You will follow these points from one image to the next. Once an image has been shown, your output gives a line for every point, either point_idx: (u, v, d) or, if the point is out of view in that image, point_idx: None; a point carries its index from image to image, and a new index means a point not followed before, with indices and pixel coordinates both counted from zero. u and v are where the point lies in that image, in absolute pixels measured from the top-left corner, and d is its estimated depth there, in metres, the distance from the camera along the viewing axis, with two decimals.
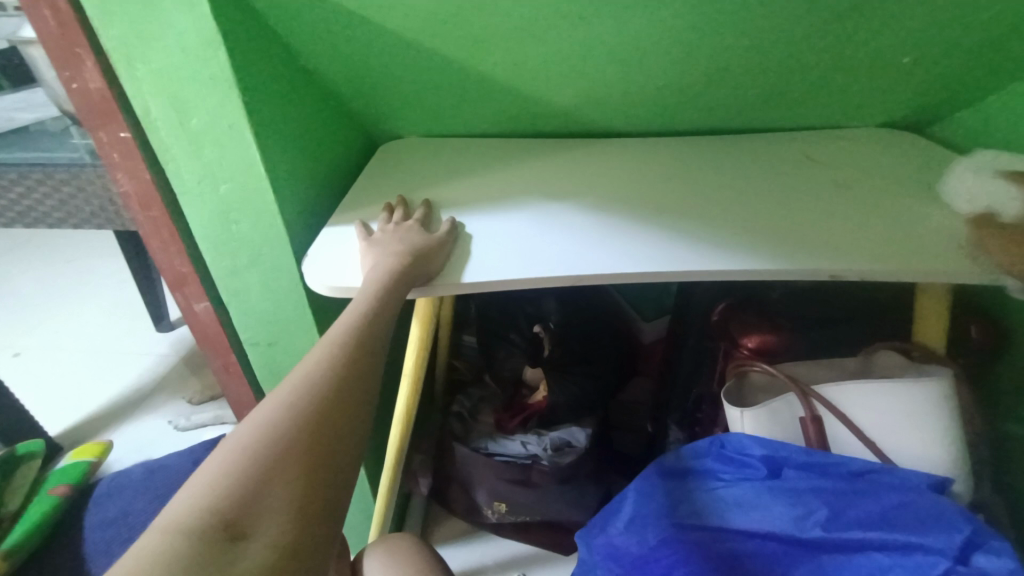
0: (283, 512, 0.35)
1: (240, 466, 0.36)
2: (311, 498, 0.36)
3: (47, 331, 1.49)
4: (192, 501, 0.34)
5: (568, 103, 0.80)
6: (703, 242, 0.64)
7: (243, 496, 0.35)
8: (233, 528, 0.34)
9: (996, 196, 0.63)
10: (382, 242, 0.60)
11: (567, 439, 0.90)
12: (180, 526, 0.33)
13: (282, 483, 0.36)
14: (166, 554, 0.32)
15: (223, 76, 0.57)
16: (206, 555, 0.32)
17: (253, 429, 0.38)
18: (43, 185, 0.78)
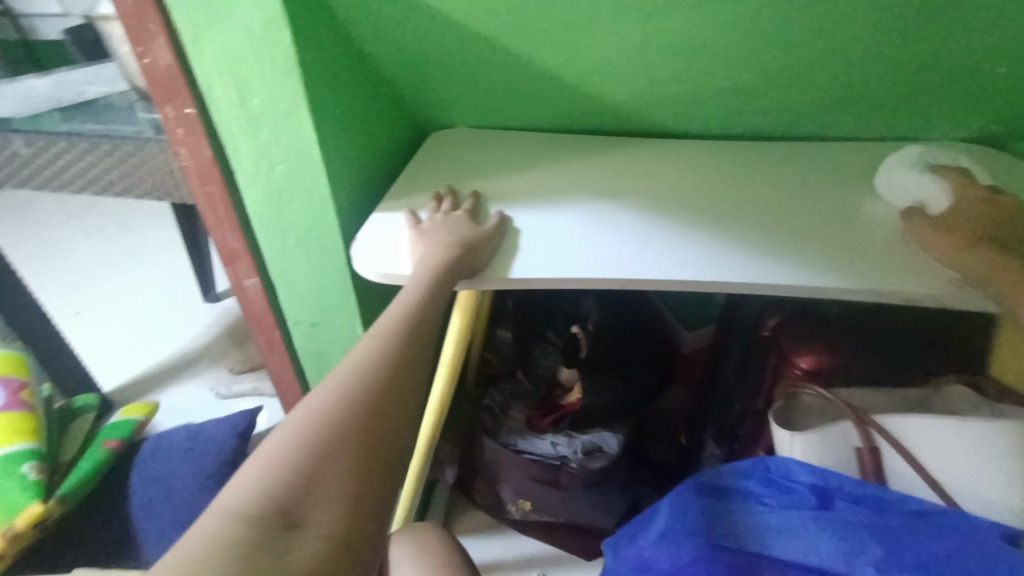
0: (338, 503, 0.35)
1: (296, 452, 0.36)
2: (364, 490, 0.36)
3: (104, 294, 1.58)
4: (249, 485, 0.35)
5: (628, 99, 0.77)
6: (761, 253, 0.61)
7: (297, 484, 0.35)
8: (288, 516, 0.34)
9: (927, 188, 0.62)
10: (432, 231, 0.60)
11: (598, 443, 0.89)
12: (238, 509, 0.33)
13: (335, 472, 0.36)
14: (226, 538, 0.32)
15: (286, 58, 0.57)
16: (264, 541, 0.32)
17: (307, 415, 0.38)
18: (114, 158, 0.81)
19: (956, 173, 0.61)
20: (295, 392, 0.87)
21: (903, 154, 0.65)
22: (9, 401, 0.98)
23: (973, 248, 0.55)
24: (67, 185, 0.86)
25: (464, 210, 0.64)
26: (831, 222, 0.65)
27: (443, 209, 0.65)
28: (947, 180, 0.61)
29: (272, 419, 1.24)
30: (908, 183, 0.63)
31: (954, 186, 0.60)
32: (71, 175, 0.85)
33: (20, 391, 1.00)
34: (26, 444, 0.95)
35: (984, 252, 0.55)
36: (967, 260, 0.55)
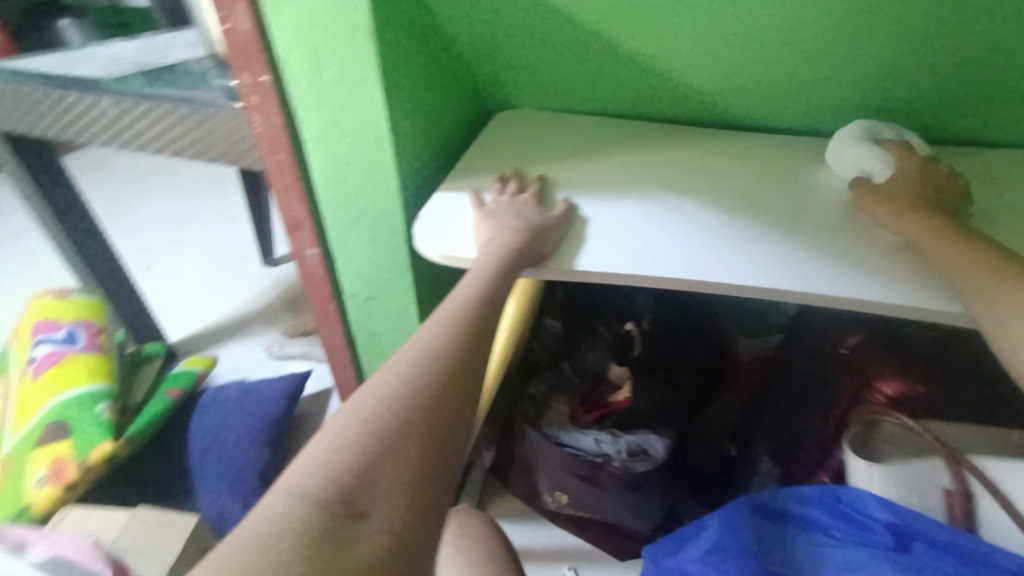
0: (397, 496, 0.34)
1: (358, 439, 0.36)
2: (423, 481, 0.35)
3: (175, 251, 1.67)
4: (315, 466, 0.34)
5: (712, 85, 0.71)
6: (848, 261, 0.55)
7: (361, 472, 0.34)
8: (351, 505, 0.33)
9: (873, 160, 0.61)
10: (497, 213, 0.58)
11: (643, 445, 0.84)
12: (304, 492, 0.33)
13: (399, 463, 0.35)
14: (288, 521, 0.31)
15: (362, 27, 0.56)
16: (325, 530, 0.31)
17: (373, 400, 0.38)
18: (193, 122, 0.83)
19: (899, 145, 0.61)
20: (345, 363, 0.88)
21: (851, 128, 0.64)
22: (87, 343, 1.04)
23: (912, 214, 0.54)
24: (149, 147, 0.90)
25: (530, 193, 0.62)
26: (777, 195, 0.64)
27: (510, 190, 0.64)
28: (889, 153, 0.60)
29: (320, 384, 1.28)
30: (854, 155, 0.62)
31: (897, 159, 0.60)
32: (154, 137, 0.88)
33: (98, 334, 1.07)
34: (100, 384, 1.00)
35: (913, 215, 0.54)
36: (907, 225, 0.54)
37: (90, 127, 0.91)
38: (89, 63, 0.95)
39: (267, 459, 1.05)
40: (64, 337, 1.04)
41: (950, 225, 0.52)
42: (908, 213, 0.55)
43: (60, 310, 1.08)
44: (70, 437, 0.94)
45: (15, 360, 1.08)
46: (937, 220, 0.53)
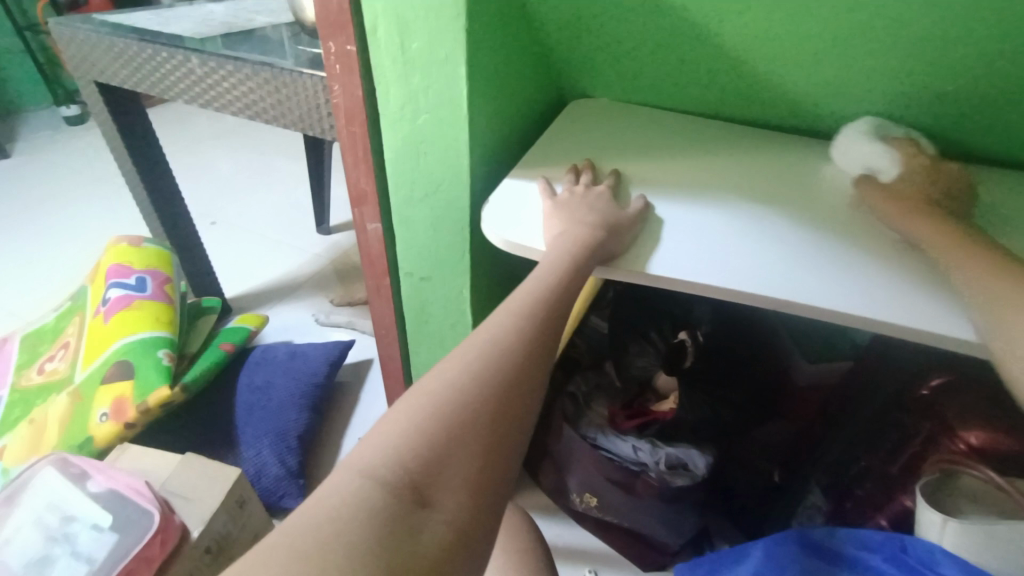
0: (461, 488, 0.35)
1: (427, 428, 0.36)
2: (486, 477, 0.36)
3: (238, 211, 1.75)
4: (386, 448, 0.35)
5: (809, 90, 0.67)
6: (927, 288, 0.51)
7: (430, 461, 0.35)
8: (419, 493, 0.34)
9: (881, 158, 0.60)
10: (570, 208, 0.57)
11: (683, 460, 0.81)
12: (376, 473, 0.34)
13: (464, 456, 0.36)
14: (363, 500, 0.33)
15: (453, 3, 0.54)
16: (398, 516, 0.33)
17: (443, 388, 0.39)
18: (272, 86, 0.85)
19: (908, 145, 0.60)
20: (392, 338, 0.89)
21: (858, 124, 0.63)
22: (155, 291, 1.10)
23: (916, 213, 0.54)
24: (230, 108, 0.93)
25: (606, 188, 0.60)
26: (784, 185, 0.64)
27: (583, 182, 0.62)
28: (897, 150, 0.60)
29: (362, 354, 1.31)
30: (861, 152, 0.61)
31: (904, 157, 0.59)
32: (234, 99, 0.90)
33: (165, 284, 1.13)
34: (162, 332, 1.05)
35: (915, 213, 0.54)
36: (909, 222, 0.54)
37: (177, 85, 0.95)
38: (182, 22, 0.99)
39: (309, 423, 1.09)
40: (134, 283, 1.10)
41: (953, 225, 0.52)
42: (911, 212, 0.55)
43: (132, 257, 1.15)
44: (133, 378, 0.98)
45: (89, 301, 1.15)
46: (937, 220, 0.53)
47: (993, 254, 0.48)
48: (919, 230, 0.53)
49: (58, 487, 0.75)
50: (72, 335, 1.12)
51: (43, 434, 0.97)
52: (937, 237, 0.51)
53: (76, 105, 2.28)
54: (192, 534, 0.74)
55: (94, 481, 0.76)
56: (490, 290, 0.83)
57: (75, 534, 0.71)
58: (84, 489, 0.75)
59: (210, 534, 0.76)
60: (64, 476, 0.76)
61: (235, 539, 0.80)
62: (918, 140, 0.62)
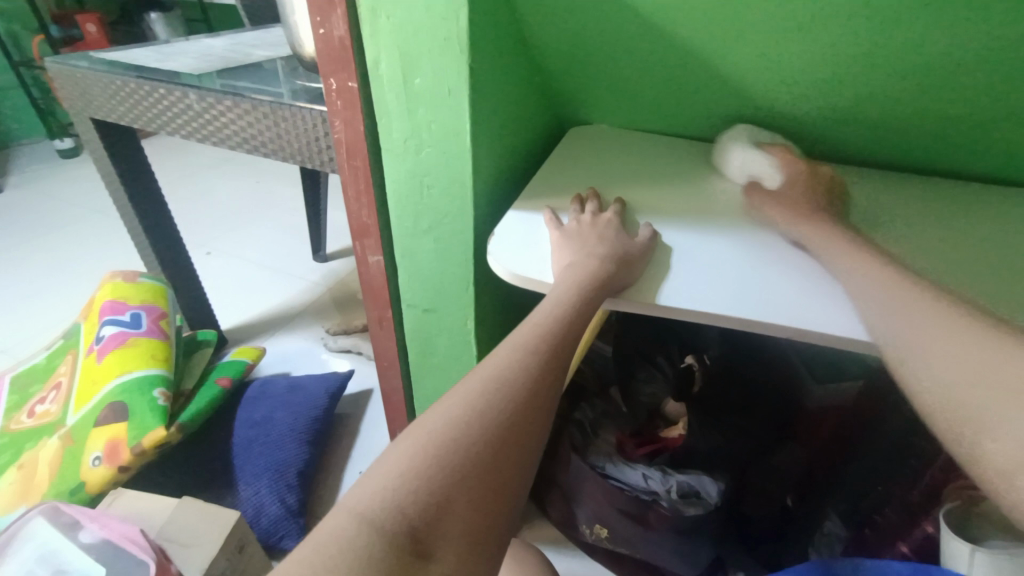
0: (459, 537, 0.33)
1: (426, 469, 0.35)
2: (490, 524, 0.35)
3: (233, 240, 1.74)
4: (385, 491, 0.34)
5: (809, 113, 0.68)
6: None
7: (430, 507, 0.34)
8: (417, 543, 0.32)
9: (762, 166, 0.66)
10: (579, 239, 0.57)
11: (696, 487, 0.79)
12: (375, 519, 0.32)
13: (468, 502, 0.35)
14: (359, 551, 0.31)
15: (457, 38, 0.55)
16: (399, 570, 0.31)
17: (447, 426, 0.37)
18: (272, 121, 0.84)
19: (783, 151, 0.67)
20: (394, 370, 0.87)
21: (736, 131, 0.70)
22: (150, 328, 1.09)
23: (799, 216, 0.59)
24: (229, 143, 0.92)
25: (614, 216, 0.60)
26: (683, 192, 0.68)
27: (588, 211, 0.62)
28: (775, 156, 0.66)
29: (361, 384, 1.29)
30: (742, 159, 0.67)
31: (784, 163, 0.65)
32: (231, 132, 0.90)
33: (159, 319, 1.11)
34: (157, 370, 1.03)
35: (794, 214, 0.59)
36: (790, 221, 0.59)
37: (174, 121, 0.94)
38: (179, 58, 1.00)
39: (308, 458, 1.06)
40: (129, 320, 1.09)
41: (831, 225, 0.57)
42: (790, 214, 0.59)
43: (128, 293, 1.13)
44: (127, 420, 0.95)
45: (83, 339, 1.12)
46: (815, 219, 0.58)
47: (860, 249, 0.53)
48: (805, 230, 0.57)
49: (49, 538, 0.72)
50: (63, 375, 1.09)
51: (33, 479, 0.94)
52: (817, 236, 0.56)
53: (69, 137, 2.28)
54: None
55: (87, 530, 0.73)
56: (496, 319, 0.82)
57: None
58: (76, 540, 0.72)
59: None
60: (55, 526, 0.73)
61: None
62: (791, 147, 0.68)
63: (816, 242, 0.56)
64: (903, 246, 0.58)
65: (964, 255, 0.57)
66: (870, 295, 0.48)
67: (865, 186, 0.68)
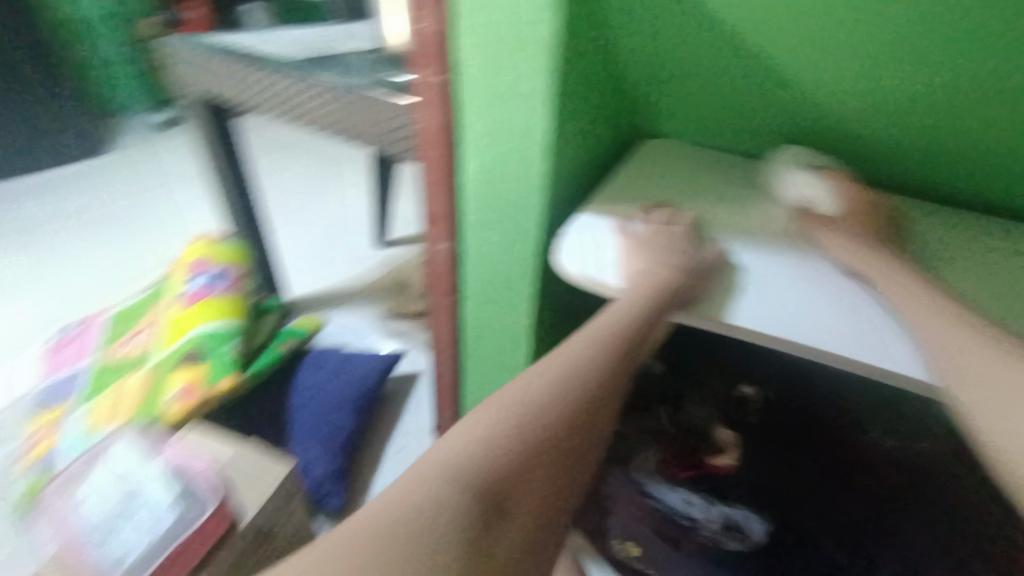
0: (533, 504, 0.42)
1: (508, 448, 0.42)
2: (555, 496, 0.44)
3: (305, 216, 1.85)
4: (469, 456, 0.41)
5: (910, 138, 0.65)
6: None
7: (509, 481, 0.41)
8: (499, 505, 0.40)
9: (816, 193, 0.63)
10: (649, 249, 0.57)
11: (740, 523, 0.75)
12: (465, 482, 0.40)
13: (539, 477, 0.43)
14: (451, 504, 0.39)
15: (547, 42, 0.55)
16: (486, 524, 0.39)
17: (525, 412, 0.44)
18: (357, 106, 0.88)
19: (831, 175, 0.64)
20: (445, 356, 0.89)
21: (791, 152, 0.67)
22: (233, 284, 1.18)
23: (851, 244, 0.57)
24: (315, 122, 0.97)
25: (687, 225, 0.60)
26: (734, 208, 0.67)
27: (658, 218, 0.62)
28: (829, 184, 0.63)
29: (409, 365, 1.34)
30: (795, 182, 0.65)
31: (842, 193, 0.62)
32: (319, 113, 0.95)
33: (240, 279, 1.21)
34: (235, 322, 1.12)
35: (847, 241, 0.57)
36: (843, 249, 0.57)
37: (269, 101, 1.01)
38: (278, 43, 1.07)
39: (355, 427, 1.12)
40: (215, 275, 1.18)
41: (887, 255, 0.55)
42: (841, 241, 0.57)
43: (213, 253, 1.23)
44: (203, 365, 1.05)
45: (172, 288, 1.23)
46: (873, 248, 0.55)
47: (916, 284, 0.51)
48: (858, 258, 0.55)
49: (126, 459, 0.79)
50: (152, 320, 1.20)
51: (119, 406, 1.03)
52: (872, 265, 0.54)
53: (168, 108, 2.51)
54: (241, 522, 0.76)
55: (160, 458, 0.80)
56: (551, 319, 0.82)
57: (145, 496, 0.74)
58: (150, 463, 0.78)
59: (255, 526, 0.78)
60: (133, 450, 0.80)
61: (276, 534, 0.83)
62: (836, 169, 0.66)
63: (876, 273, 0.53)
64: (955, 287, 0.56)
65: (1015, 305, 0.55)
66: (935, 337, 0.47)
67: (921, 221, 0.65)
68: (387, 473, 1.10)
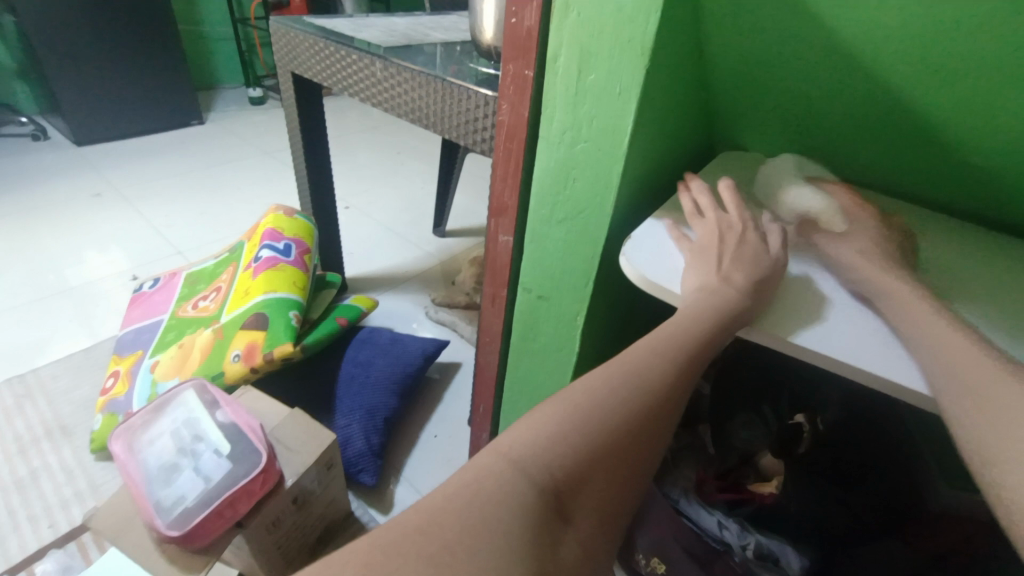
0: (591, 513, 0.42)
1: (571, 443, 0.42)
2: (611, 507, 0.44)
3: (369, 200, 1.93)
4: (531, 450, 0.41)
5: (1015, 176, 0.61)
6: None
7: (574, 481, 0.42)
8: (558, 508, 0.40)
9: (815, 204, 0.62)
10: (711, 255, 0.56)
11: (776, 553, 0.72)
12: (526, 469, 0.40)
13: (598, 483, 0.43)
14: (510, 492, 0.38)
15: (641, 42, 0.55)
16: (544, 524, 0.39)
17: (589, 404, 0.44)
18: (438, 96, 0.91)
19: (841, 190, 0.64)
20: (493, 346, 0.92)
21: (785, 165, 0.68)
22: (296, 258, 1.25)
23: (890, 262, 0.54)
24: (393, 109, 1.02)
25: (738, 220, 0.60)
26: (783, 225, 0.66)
27: (704, 211, 0.62)
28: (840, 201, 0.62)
29: (452, 355, 1.37)
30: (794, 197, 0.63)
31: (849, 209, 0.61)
32: (398, 100, 0.99)
33: (304, 254, 1.28)
34: (294, 295, 1.17)
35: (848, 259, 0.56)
36: (904, 276, 0.52)
37: (356, 86, 1.06)
38: (371, 32, 1.13)
39: (395, 408, 1.16)
40: (282, 248, 1.25)
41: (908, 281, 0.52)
42: (844, 264, 0.56)
43: (284, 225, 1.30)
44: (265, 329, 1.09)
45: (243, 255, 1.32)
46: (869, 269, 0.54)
47: None
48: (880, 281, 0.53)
49: (194, 409, 0.86)
50: (224, 281, 1.29)
51: (187, 358, 1.13)
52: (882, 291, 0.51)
53: (259, 88, 2.73)
54: (286, 481, 0.81)
55: (222, 411, 0.85)
56: (602, 323, 0.82)
57: (199, 454, 0.80)
58: (212, 416, 0.85)
59: (298, 488, 0.82)
60: (200, 400, 0.87)
61: (318, 497, 0.88)
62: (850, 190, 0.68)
63: (886, 297, 0.51)
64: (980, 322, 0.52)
65: None
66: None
67: (953, 252, 0.62)
68: (421, 456, 1.13)
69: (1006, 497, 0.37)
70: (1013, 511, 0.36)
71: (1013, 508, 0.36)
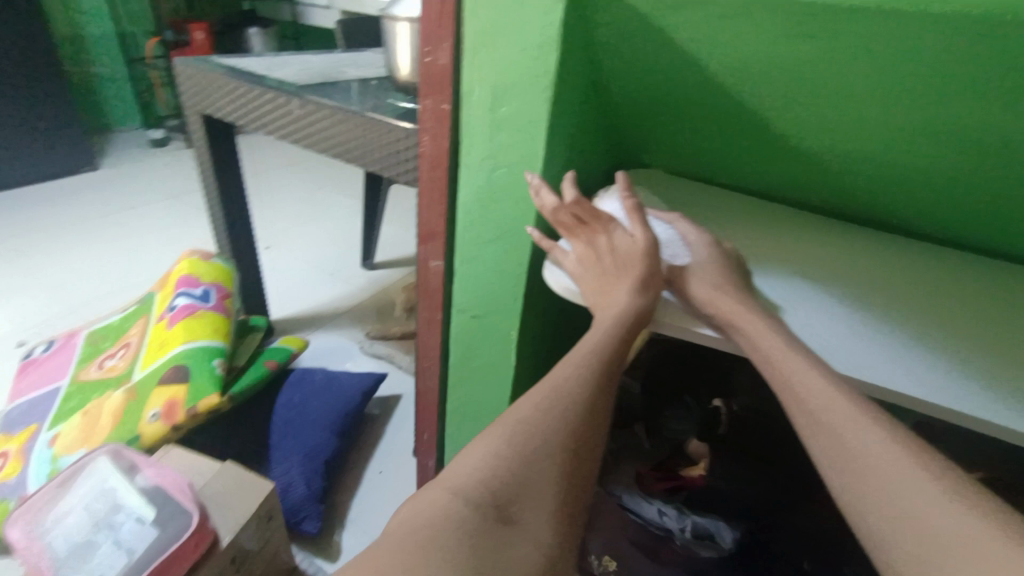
0: (546, 514, 0.45)
1: (505, 458, 0.46)
2: (569, 509, 0.46)
3: (292, 237, 1.88)
4: (467, 473, 0.45)
5: (859, 180, 0.73)
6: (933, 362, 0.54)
7: (514, 489, 0.45)
8: (502, 516, 0.43)
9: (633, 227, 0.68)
10: (591, 268, 0.61)
11: (712, 531, 0.76)
12: (460, 491, 0.44)
13: (542, 487, 0.46)
14: (444, 511, 0.43)
15: (546, 79, 0.61)
16: (489, 529, 0.42)
17: (516, 422, 0.48)
18: (358, 130, 0.92)
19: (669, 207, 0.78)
20: (433, 371, 0.91)
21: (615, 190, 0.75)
22: (217, 303, 1.18)
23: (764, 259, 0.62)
24: (311, 144, 1.01)
25: (601, 226, 0.62)
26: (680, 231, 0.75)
27: (569, 225, 0.62)
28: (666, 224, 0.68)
29: (392, 387, 1.35)
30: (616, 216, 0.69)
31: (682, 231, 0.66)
32: (316, 135, 0.99)
33: (225, 298, 1.21)
34: (217, 342, 1.11)
35: (717, 254, 0.62)
36: None
37: (272, 123, 1.05)
38: (286, 70, 1.13)
39: (335, 448, 1.11)
40: (199, 294, 1.18)
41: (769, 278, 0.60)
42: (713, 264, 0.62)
43: (201, 270, 1.23)
44: (186, 383, 1.02)
45: (156, 305, 1.23)
46: (730, 267, 0.61)
47: None
48: None
49: (108, 478, 0.78)
50: (134, 336, 1.20)
51: (95, 425, 1.02)
52: (719, 297, 0.56)
53: (161, 129, 2.59)
54: (223, 540, 0.76)
55: (142, 475, 0.79)
56: (536, 338, 0.86)
57: (119, 524, 0.73)
58: (132, 481, 0.78)
59: (236, 546, 0.77)
60: (114, 467, 0.79)
61: (258, 552, 0.82)
62: (726, 211, 0.80)
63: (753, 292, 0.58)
64: (834, 299, 0.63)
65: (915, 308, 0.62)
66: None
67: (815, 243, 0.74)
68: (367, 495, 1.09)
69: (884, 446, 0.44)
70: (889, 460, 0.43)
71: (890, 455, 0.43)
